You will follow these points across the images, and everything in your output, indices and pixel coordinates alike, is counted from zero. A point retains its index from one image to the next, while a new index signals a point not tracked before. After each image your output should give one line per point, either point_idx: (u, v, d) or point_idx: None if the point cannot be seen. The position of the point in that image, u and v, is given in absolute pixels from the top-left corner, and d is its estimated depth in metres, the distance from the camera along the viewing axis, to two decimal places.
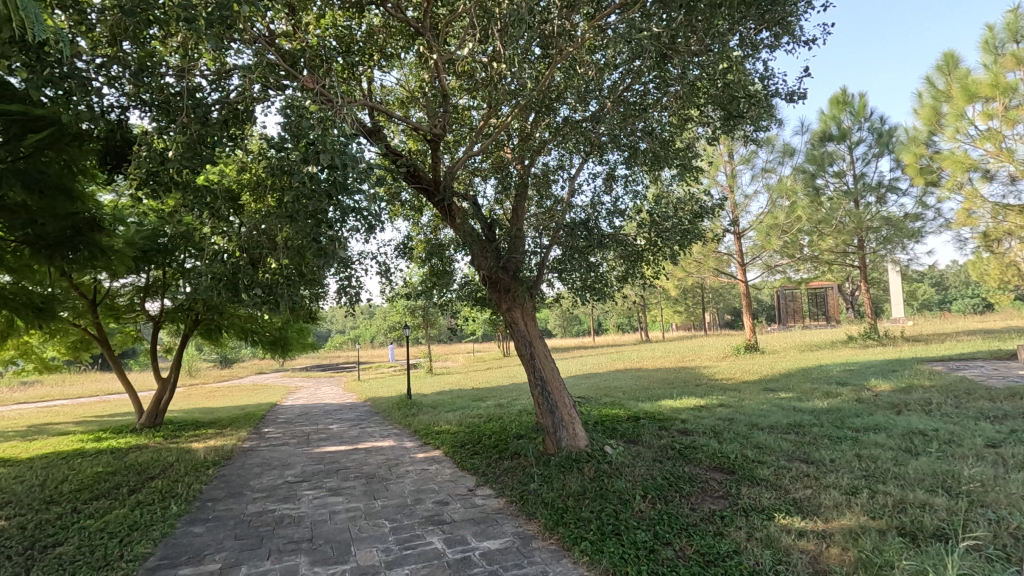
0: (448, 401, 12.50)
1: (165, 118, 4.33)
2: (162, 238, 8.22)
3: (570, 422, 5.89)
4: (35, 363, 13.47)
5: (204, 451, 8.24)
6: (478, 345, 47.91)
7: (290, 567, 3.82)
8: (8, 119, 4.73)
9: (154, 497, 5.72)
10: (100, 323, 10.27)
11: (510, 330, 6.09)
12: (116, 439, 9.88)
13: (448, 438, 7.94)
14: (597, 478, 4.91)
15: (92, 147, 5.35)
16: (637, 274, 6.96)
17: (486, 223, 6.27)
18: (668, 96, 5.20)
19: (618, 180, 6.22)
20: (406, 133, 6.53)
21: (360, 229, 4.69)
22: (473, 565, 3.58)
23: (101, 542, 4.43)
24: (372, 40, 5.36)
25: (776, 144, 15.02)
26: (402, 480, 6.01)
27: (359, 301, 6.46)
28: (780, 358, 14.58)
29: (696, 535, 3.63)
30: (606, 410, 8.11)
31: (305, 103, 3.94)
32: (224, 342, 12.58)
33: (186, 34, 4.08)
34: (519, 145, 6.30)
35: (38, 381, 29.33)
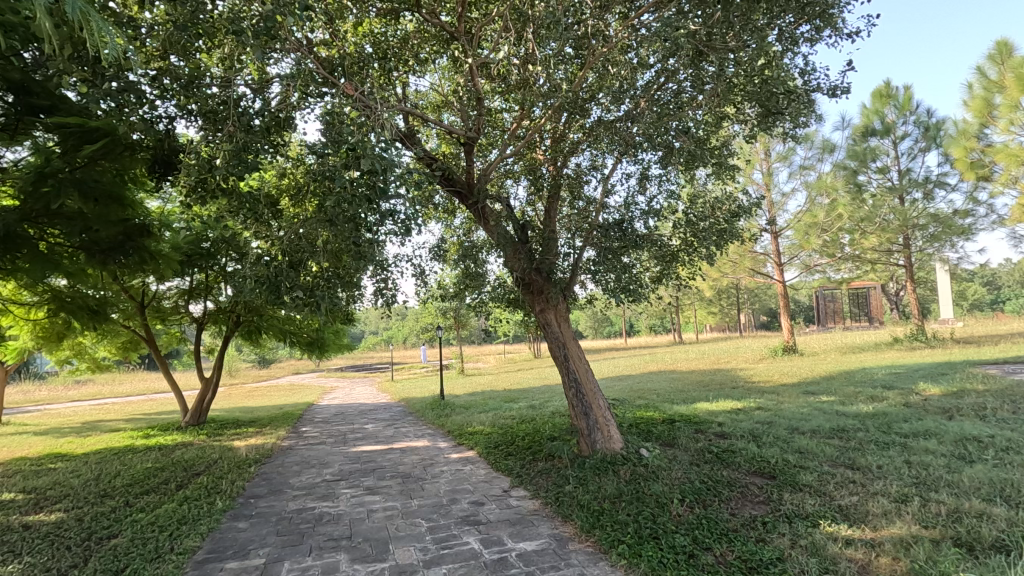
0: (481, 402, 12.55)
1: (211, 126, 4.49)
2: (205, 243, 8.50)
3: (605, 424, 5.85)
4: (88, 363, 14.11)
5: (246, 449, 8.49)
6: (509, 346, 48.10)
7: (331, 564, 3.91)
8: (66, 130, 5.00)
9: (201, 493, 5.93)
10: (148, 324, 10.67)
11: (543, 331, 6.09)
12: (163, 436, 10.25)
13: (481, 439, 7.97)
14: (633, 481, 4.86)
15: (143, 156, 5.59)
16: (672, 275, 6.84)
17: (519, 225, 6.28)
18: (704, 95, 5.12)
19: (652, 179, 6.15)
20: (439, 137, 6.60)
21: (397, 231, 4.78)
22: (510, 566, 3.59)
23: (152, 535, 4.61)
24: (406, 45, 5.42)
25: (814, 140, 14.60)
26: (437, 480, 6.07)
27: (395, 302, 6.56)
28: (820, 360, 14.18)
29: (737, 541, 3.56)
30: (641, 412, 8.02)
31: (344, 110, 4.03)
32: (263, 343, 12.94)
33: (231, 45, 4.22)
34: (552, 147, 6.30)
35: (89, 381, 30.60)
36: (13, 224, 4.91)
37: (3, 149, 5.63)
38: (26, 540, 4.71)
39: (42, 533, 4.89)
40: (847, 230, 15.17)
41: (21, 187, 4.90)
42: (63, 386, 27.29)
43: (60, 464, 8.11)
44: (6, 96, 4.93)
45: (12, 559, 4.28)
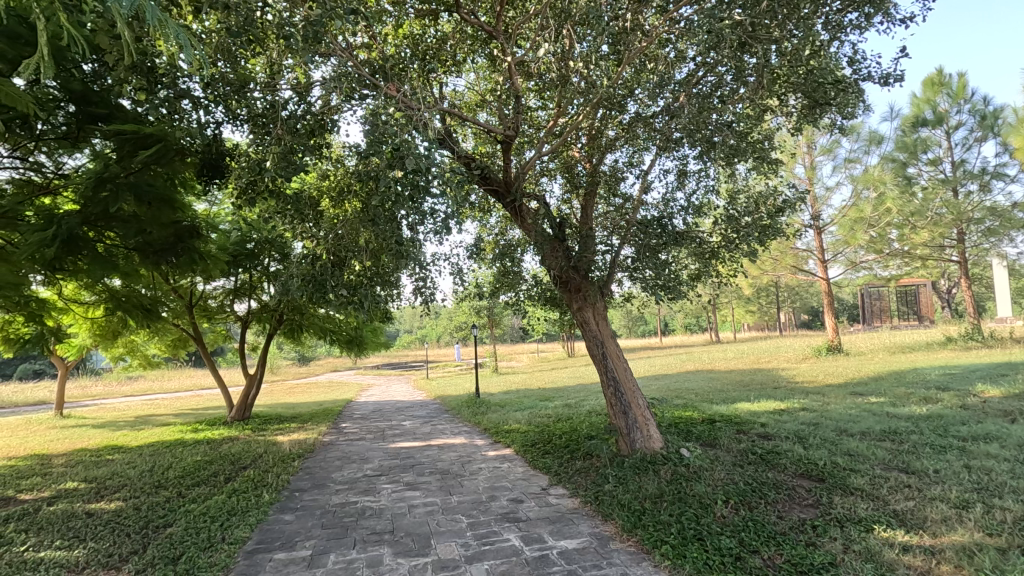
0: (516, 400, 12.57)
1: (259, 131, 4.63)
2: (249, 244, 8.77)
3: (644, 423, 5.79)
4: (139, 360, 14.72)
5: (288, 444, 8.74)
6: (542, 345, 48.00)
7: (375, 557, 3.98)
8: (123, 137, 5.28)
9: (248, 485, 6.14)
10: (195, 323, 11.11)
11: (581, 330, 6.07)
12: (210, 430, 10.64)
13: (518, 437, 7.97)
14: (675, 481, 4.78)
15: (192, 160, 5.89)
16: (712, 273, 6.70)
17: (556, 223, 6.28)
18: (747, 89, 5.00)
19: (691, 175, 6.05)
20: (475, 136, 6.64)
21: (435, 230, 4.86)
22: (552, 564, 3.58)
23: (205, 525, 4.80)
24: (443, 46, 5.45)
25: (861, 132, 14.09)
26: (475, 477, 6.12)
27: (434, 301, 6.63)
28: (866, 360, 13.66)
29: (786, 544, 3.47)
30: (680, 412, 7.88)
31: (387, 111, 4.11)
32: (304, 342, 13.30)
33: (279, 50, 4.34)
34: (588, 144, 6.26)
35: (140, 377, 31.76)
36: (74, 227, 5.16)
37: (64, 156, 5.95)
38: (89, 526, 4.97)
39: (103, 520, 5.15)
40: (896, 225, 14.56)
41: (81, 192, 5.12)
42: (116, 382, 28.52)
43: (117, 456, 8.51)
44: (69, 106, 5.24)
45: (78, 544, 4.52)
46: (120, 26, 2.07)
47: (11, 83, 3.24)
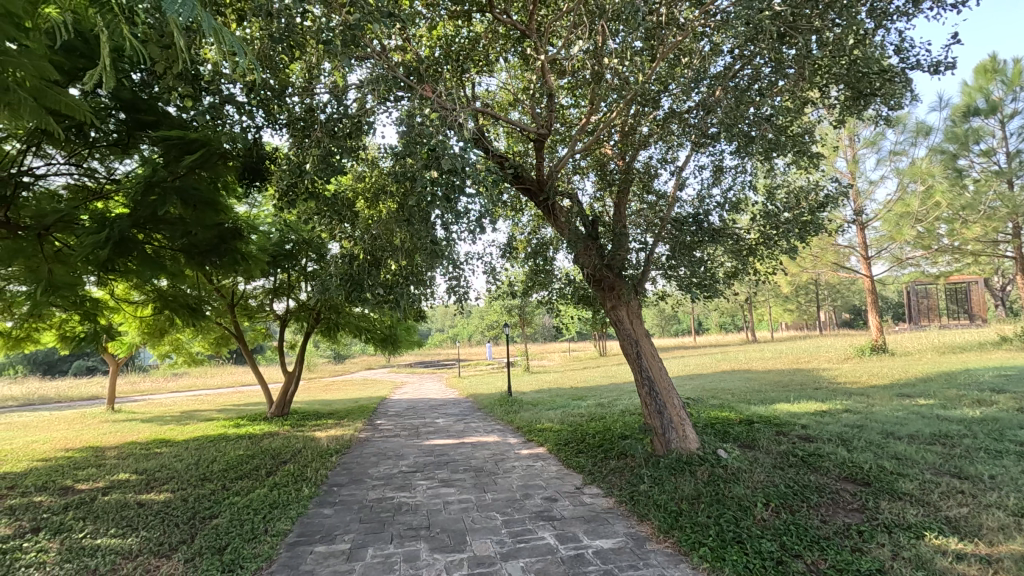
0: (549, 399, 12.56)
1: (298, 135, 4.75)
2: (288, 244, 9.01)
3: (680, 423, 5.71)
4: (184, 357, 15.28)
5: (326, 440, 8.94)
6: (574, 344, 47.74)
7: (412, 552, 4.04)
8: (170, 142, 5.51)
9: (289, 479, 6.31)
10: (237, 322, 11.46)
11: (614, 328, 6.02)
12: (252, 426, 10.97)
13: (551, 436, 7.97)
14: (712, 482, 4.69)
15: (234, 164, 6.09)
16: (749, 271, 6.55)
17: (589, 221, 6.25)
18: (787, 81, 4.87)
19: (727, 171, 5.92)
20: (507, 135, 6.65)
21: (468, 229, 4.89)
22: (587, 564, 3.57)
23: (248, 517, 4.96)
24: (476, 45, 5.49)
25: (907, 123, 13.54)
26: (509, 475, 6.14)
27: (467, 300, 6.68)
28: (914, 361, 13.11)
29: (830, 549, 3.37)
30: (716, 412, 7.73)
31: (423, 112, 4.18)
32: (340, 340, 13.59)
33: (317, 55, 4.44)
34: (621, 141, 6.20)
35: (185, 374, 32.99)
36: (126, 230, 5.34)
37: (115, 162, 6.24)
38: (141, 516, 5.20)
39: (153, 510, 5.38)
40: (945, 220, 13.94)
41: (131, 196, 5.33)
42: (163, 379, 29.71)
43: (165, 449, 8.87)
44: (119, 114, 5.53)
45: (131, 533, 4.73)
46: (178, 38, 2.08)
47: (70, 94, 3.39)
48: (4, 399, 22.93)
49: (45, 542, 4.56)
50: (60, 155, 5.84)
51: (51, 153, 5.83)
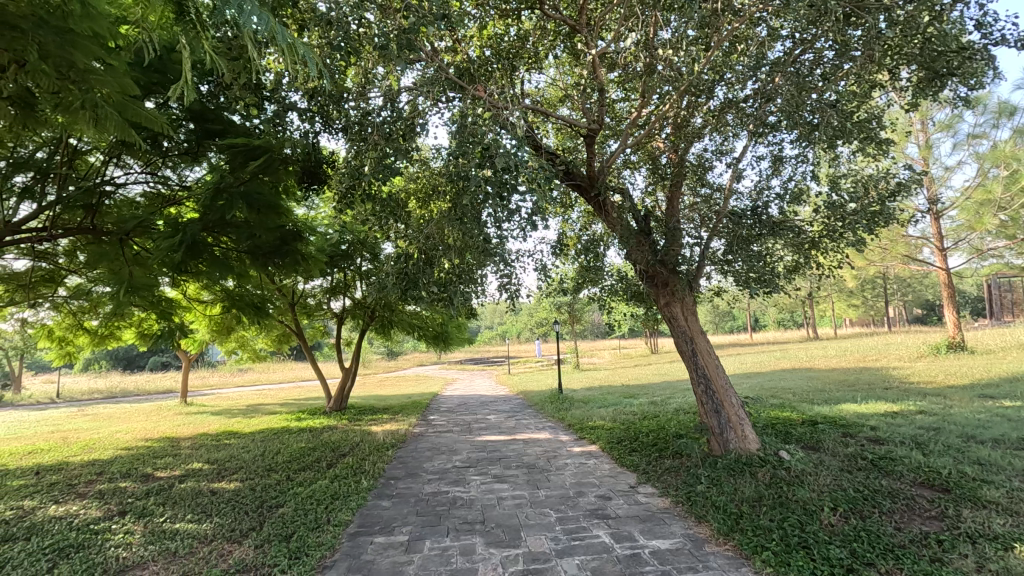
0: (600, 397, 12.45)
1: (356, 138, 4.90)
2: (344, 245, 9.31)
3: (739, 423, 5.53)
4: (249, 353, 16.06)
5: (383, 434, 9.20)
6: (624, 342, 47.09)
7: (468, 546, 4.11)
8: (235, 149, 5.80)
9: (348, 471, 6.54)
10: (297, 320, 11.94)
11: (668, 325, 5.90)
12: (312, 420, 11.44)
13: (603, 434, 7.90)
14: (775, 485, 4.53)
15: (293, 168, 6.35)
16: (812, 265, 6.26)
17: (641, 216, 6.14)
18: (853, 64, 4.61)
19: (787, 161, 5.68)
20: (557, 132, 6.64)
21: (520, 226, 4.90)
22: (645, 564, 3.53)
23: (312, 507, 5.17)
24: (525, 43, 5.47)
25: (988, 103, 12.56)
26: (562, 473, 6.14)
27: (519, 297, 6.71)
28: (997, 360, 12.18)
29: (906, 558, 3.19)
30: (777, 412, 7.45)
31: (477, 111, 4.23)
32: (394, 337, 13.95)
33: (372, 60, 4.56)
34: (674, 133, 6.04)
35: (250, 369, 34.73)
36: (197, 233, 5.65)
37: (185, 169, 6.63)
38: (214, 503, 5.53)
39: (225, 498, 5.70)
40: None
41: (202, 201, 5.62)
42: (230, 374, 31.40)
43: (234, 440, 9.37)
44: (188, 124, 5.90)
45: (205, 519, 5.03)
46: (255, 50, 2.18)
47: (148, 107, 3.64)
48: (91, 392, 24.86)
49: (130, 525, 4.92)
50: (138, 164, 6.27)
51: (130, 163, 6.27)
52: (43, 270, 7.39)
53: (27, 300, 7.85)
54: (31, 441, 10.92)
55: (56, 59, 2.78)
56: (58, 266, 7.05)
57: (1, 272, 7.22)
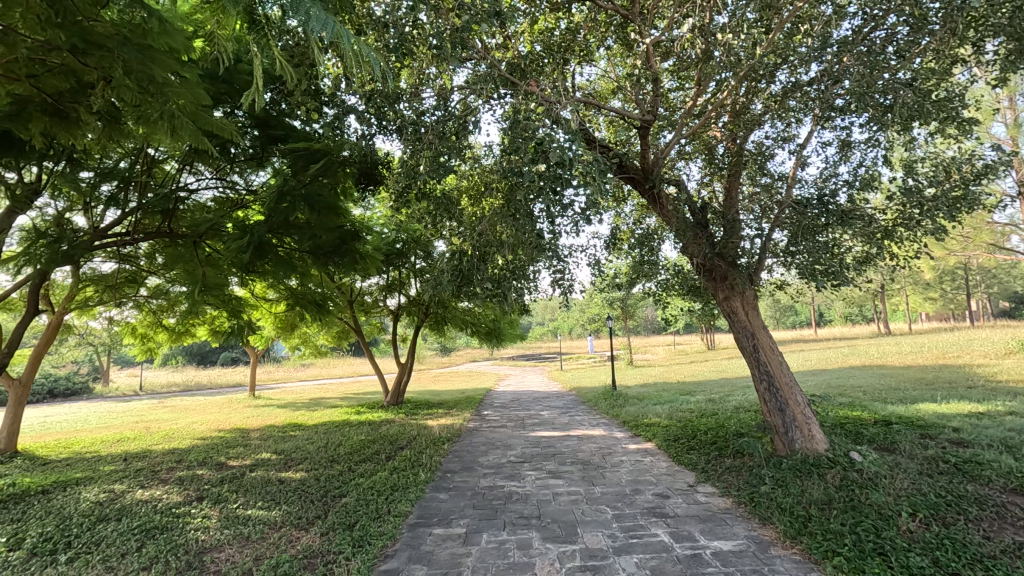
0: (655, 393, 12.21)
1: (411, 138, 5.01)
2: (399, 243, 9.54)
3: (805, 422, 5.29)
4: (310, 349, 16.73)
5: (438, 428, 9.39)
6: (679, 337, 45.97)
7: (525, 540, 4.13)
8: (297, 154, 6.09)
9: (406, 464, 6.71)
10: (355, 317, 12.33)
11: (728, 320, 5.72)
12: (371, 413, 11.82)
13: (659, 431, 7.75)
14: (846, 487, 4.30)
15: (351, 170, 6.56)
16: (886, 256, 5.88)
17: (697, 208, 5.97)
18: (931, 39, 4.30)
19: (856, 146, 5.37)
20: (609, 124, 6.54)
21: (574, 220, 4.86)
22: (707, 565, 3.43)
23: (373, 497, 5.35)
24: (575, 36, 5.40)
25: None
26: (617, 469, 6.07)
27: (572, 292, 6.66)
28: None
29: (998, 570, 2.96)
30: (846, 411, 7.07)
31: (530, 107, 4.23)
32: (448, 333, 14.18)
33: (426, 61, 4.64)
34: (731, 122, 5.83)
35: (312, 364, 36.23)
36: (263, 235, 5.93)
37: (251, 174, 6.97)
38: (283, 491, 5.81)
39: (292, 487, 5.98)
40: None
41: (267, 204, 5.88)
42: (293, 369, 32.89)
43: (299, 432, 9.80)
44: (253, 132, 6.22)
45: (275, 506, 5.29)
46: (323, 57, 2.24)
47: (219, 116, 3.85)
48: (170, 385, 26.68)
49: (207, 510, 5.25)
50: (209, 171, 6.64)
51: (201, 170, 6.65)
52: (128, 271, 7.97)
53: (114, 299, 8.49)
54: (119, 430, 11.83)
55: (137, 74, 2.95)
56: (140, 268, 7.58)
57: (92, 274, 7.84)
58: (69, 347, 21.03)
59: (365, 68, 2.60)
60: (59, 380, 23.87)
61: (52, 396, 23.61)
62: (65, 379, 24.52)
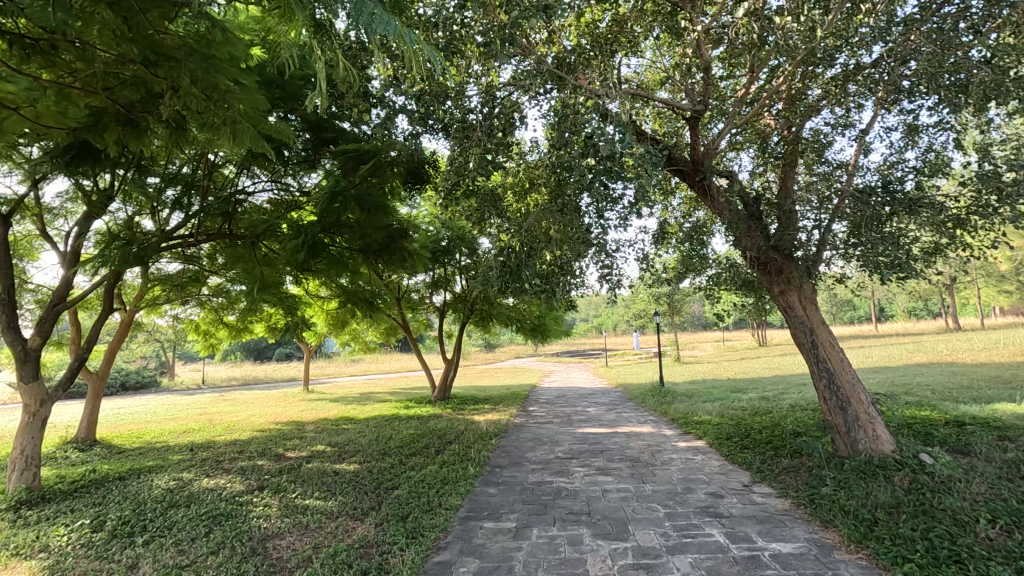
0: (705, 391, 11.93)
1: (460, 136, 5.07)
2: (445, 240, 9.65)
3: (869, 422, 5.04)
4: (360, 344, 17.20)
5: (486, 423, 9.49)
6: (728, 334, 44.68)
7: (576, 536, 4.13)
8: (347, 155, 6.25)
9: (455, 458, 6.82)
10: (403, 313, 12.57)
11: (784, 315, 5.53)
12: (420, 408, 12.05)
13: (710, 429, 7.57)
14: (916, 490, 4.08)
15: (398, 170, 6.67)
16: (958, 246, 5.52)
17: (750, 199, 5.78)
18: (1010, 12, 4.00)
19: (925, 129, 5.06)
20: (657, 116, 6.42)
21: (623, 214, 4.79)
22: (766, 567, 3.34)
23: (423, 490, 5.45)
24: (623, 27, 5.32)
25: None
26: (668, 467, 5.97)
27: (620, 288, 6.58)
28: None
29: None
30: (914, 411, 6.70)
31: (579, 100, 4.19)
32: (493, 329, 14.27)
33: (473, 59, 4.68)
34: (786, 109, 5.60)
35: (362, 359, 37.32)
36: (316, 234, 6.11)
37: (304, 175, 7.22)
38: (338, 482, 6.01)
39: (347, 479, 6.18)
40: None
41: (319, 204, 6.07)
42: (343, 364, 33.92)
43: (351, 426, 10.09)
44: (305, 135, 6.43)
45: (331, 497, 5.47)
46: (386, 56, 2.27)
47: (277, 120, 4.01)
48: (230, 380, 28.00)
49: (268, 499, 5.48)
50: (264, 174, 6.92)
51: (258, 172, 6.93)
52: (192, 271, 8.41)
53: (180, 298, 8.98)
54: (185, 422, 12.52)
55: (203, 83, 3.13)
56: (203, 268, 7.97)
57: (159, 274, 8.31)
58: (138, 343, 22.37)
59: (422, 66, 2.62)
60: (130, 374, 25.44)
61: (125, 388, 25.19)
62: (136, 373, 26.14)
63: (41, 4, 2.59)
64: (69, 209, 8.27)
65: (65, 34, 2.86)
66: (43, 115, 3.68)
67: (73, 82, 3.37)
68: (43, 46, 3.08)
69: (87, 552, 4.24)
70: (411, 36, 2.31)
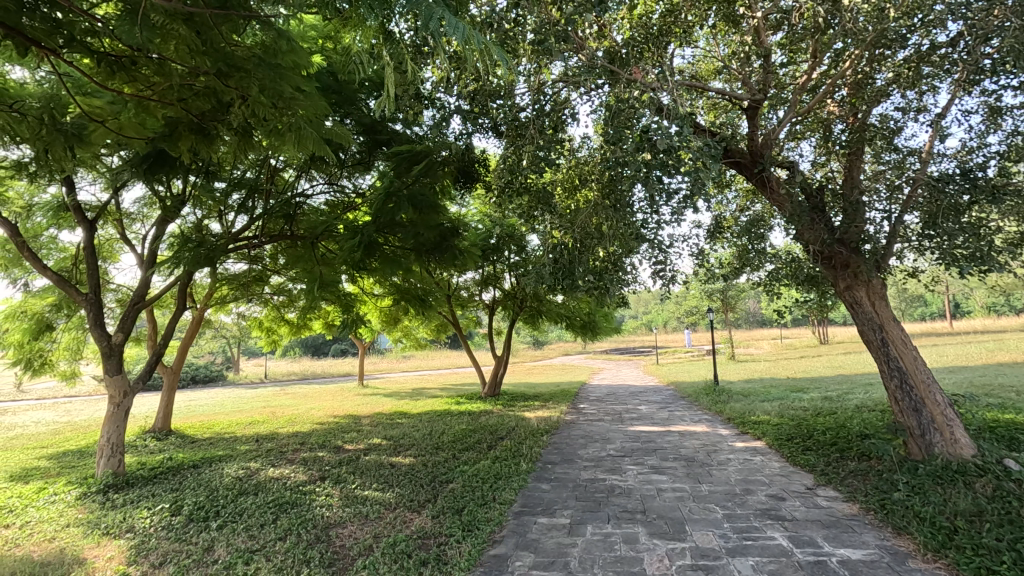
0: (763, 390, 11.53)
1: (513, 135, 5.14)
2: (494, 238, 9.72)
3: (946, 424, 4.74)
4: (411, 341, 17.57)
5: (536, 419, 9.52)
6: (786, 331, 42.92)
7: (631, 534, 4.09)
8: (400, 156, 6.40)
9: (507, 453, 6.88)
10: (453, 311, 12.75)
11: (851, 312, 5.27)
12: (471, 404, 12.20)
13: (769, 429, 7.33)
14: (1002, 499, 3.81)
15: (449, 169, 6.79)
16: None
17: (812, 191, 5.54)
18: None
19: (1009, 111, 4.70)
20: (711, 107, 6.26)
21: (676, 209, 4.70)
22: (833, 572, 3.22)
23: (477, 484, 5.53)
24: (676, 17, 5.21)
25: None
26: (725, 467, 5.82)
27: (674, 284, 6.44)
28: None
29: None
30: (996, 413, 6.25)
31: (632, 94, 4.16)
32: (542, 326, 14.28)
33: (523, 56, 4.71)
34: (851, 95, 5.34)
35: (413, 355, 38.16)
36: (372, 234, 6.28)
37: (359, 176, 7.44)
38: (394, 475, 6.19)
39: (403, 471, 6.35)
40: None
41: (374, 205, 6.23)
42: (396, 360, 34.85)
43: (405, 420, 10.33)
44: (360, 138, 6.62)
45: (389, 488, 5.65)
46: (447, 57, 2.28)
47: (336, 125, 4.16)
48: (289, 374, 29.26)
49: (330, 489, 5.71)
50: (321, 176, 7.17)
51: (315, 175, 7.20)
52: (255, 271, 8.83)
53: (245, 296, 9.45)
54: (250, 414, 13.16)
55: (269, 91, 3.28)
56: (267, 267, 8.35)
57: (226, 274, 8.75)
58: (206, 339, 23.69)
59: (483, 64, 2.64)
60: (199, 368, 27.04)
61: (195, 381, 26.71)
62: (204, 368, 27.77)
63: (127, 24, 2.79)
64: (146, 214, 8.84)
65: (146, 50, 3.06)
66: (126, 128, 3.95)
67: (152, 94, 3.62)
68: (126, 62, 3.31)
69: (167, 535, 4.55)
70: (478, 41, 2.31)
